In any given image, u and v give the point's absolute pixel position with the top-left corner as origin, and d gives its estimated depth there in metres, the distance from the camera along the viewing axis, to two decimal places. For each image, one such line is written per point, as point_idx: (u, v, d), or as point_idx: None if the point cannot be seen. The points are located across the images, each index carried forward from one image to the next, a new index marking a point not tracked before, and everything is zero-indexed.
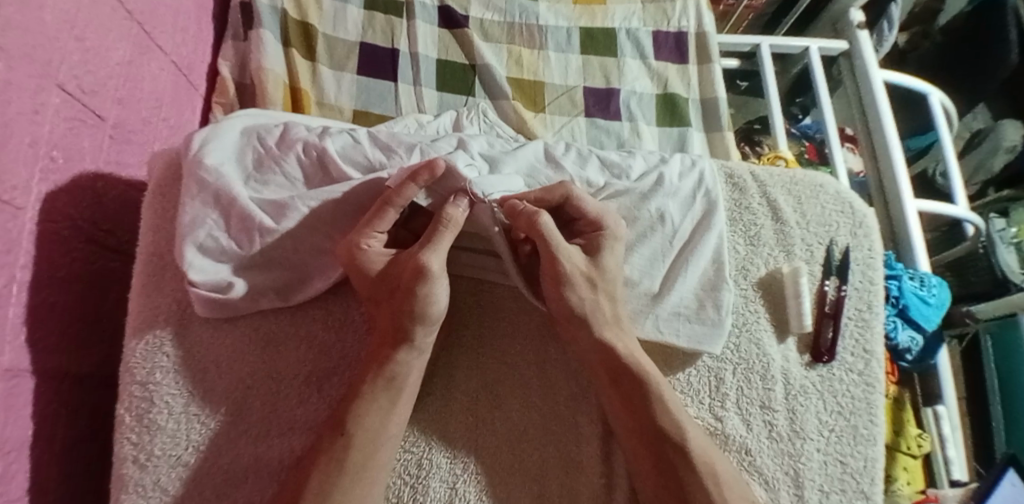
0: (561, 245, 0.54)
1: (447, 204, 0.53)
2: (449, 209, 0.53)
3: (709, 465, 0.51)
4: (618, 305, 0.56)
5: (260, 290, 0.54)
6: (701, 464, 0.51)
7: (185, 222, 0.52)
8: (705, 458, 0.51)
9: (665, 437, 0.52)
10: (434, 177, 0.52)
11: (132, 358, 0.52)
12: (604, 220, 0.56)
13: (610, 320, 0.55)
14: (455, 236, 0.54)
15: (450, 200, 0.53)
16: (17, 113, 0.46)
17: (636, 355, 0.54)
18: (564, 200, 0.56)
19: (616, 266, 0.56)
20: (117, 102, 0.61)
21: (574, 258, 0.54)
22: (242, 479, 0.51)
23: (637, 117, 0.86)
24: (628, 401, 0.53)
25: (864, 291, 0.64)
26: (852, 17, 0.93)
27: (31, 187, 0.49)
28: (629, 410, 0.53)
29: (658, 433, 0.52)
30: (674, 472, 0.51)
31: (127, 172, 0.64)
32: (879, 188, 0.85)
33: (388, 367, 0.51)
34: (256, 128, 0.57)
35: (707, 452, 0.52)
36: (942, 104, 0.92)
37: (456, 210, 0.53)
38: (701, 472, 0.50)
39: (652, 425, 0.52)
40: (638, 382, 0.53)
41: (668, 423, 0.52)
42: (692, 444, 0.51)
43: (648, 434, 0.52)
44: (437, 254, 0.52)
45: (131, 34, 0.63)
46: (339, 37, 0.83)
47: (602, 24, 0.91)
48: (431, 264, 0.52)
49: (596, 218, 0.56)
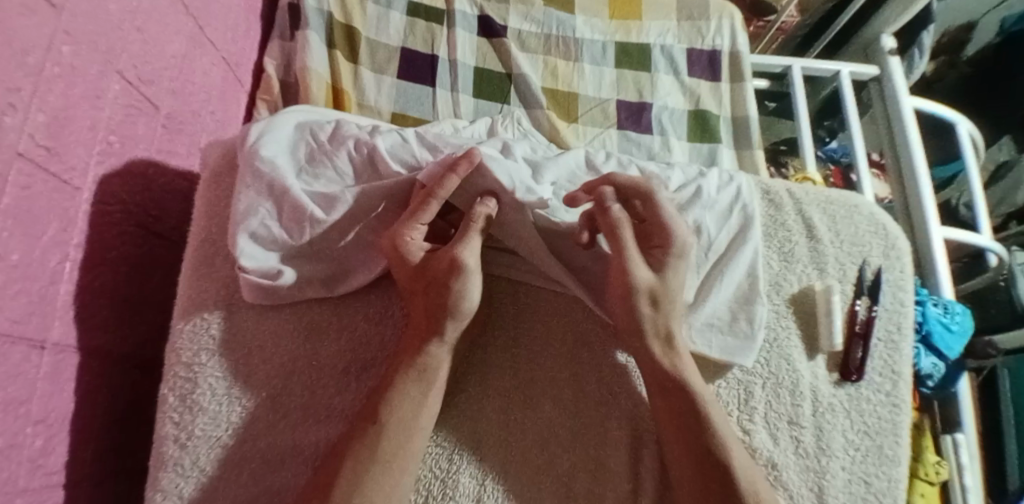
0: (634, 257, 0.56)
1: (476, 203, 0.56)
2: (478, 206, 0.56)
3: (753, 487, 0.51)
4: (673, 317, 0.57)
5: (307, 279, 0.56)
6: (744, 480, 0.51)
7: (240, 210, 0.54)
8: (750, 478, 0.52)
9: (710, 450, 0.52)
10: (473, 166, 0.54)
11: (179, 338, 0.54)
12: (672, 229, 0.57)
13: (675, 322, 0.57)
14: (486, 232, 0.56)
15: (479, 199, 0.56)
16: (80, 97, 0.48)
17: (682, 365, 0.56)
18: (641, 195, 0.57)
19: (679, 286, 0.57)
20: (171, 92, 0.62)
21: (641, 271, 0.56)
22: (279, 464, 0.52)
23: (669, 132, 0.87)
24: (686, 419, 0.54)
25: (894, 313, 0.64)
26: (884, 43, 0.96)
27: (87, 170, 0.51)
28: (675, 418, 0.54)
29: (706, 452, 0.52)
30: (724, 484, 0.51)
31: (177, 161, 0.66)
32: (905, 214, 0.85)
33: (421, 359, 0.53)
34: (310, 124, 0.59)
35: (745, 465, 0.53)
36: (970, 135, 0.93)
37: (484, 207, 0.56)
38: (743, 491, 0.51)
39: (698, 441, 0.53)
40: (683, 397, 0.54)
41: (711, 436, 0.53)
42: (735, 463, 0.52)
43: (698, 455, 0.52)
44: (471, 250, 0.54)
45: (188, 28, 0.65)
46: (381, 41, 0.86)
47: (636, 40, 0.92)
48: (466, 259, 0.54)
49: (667, 225, 0.57)
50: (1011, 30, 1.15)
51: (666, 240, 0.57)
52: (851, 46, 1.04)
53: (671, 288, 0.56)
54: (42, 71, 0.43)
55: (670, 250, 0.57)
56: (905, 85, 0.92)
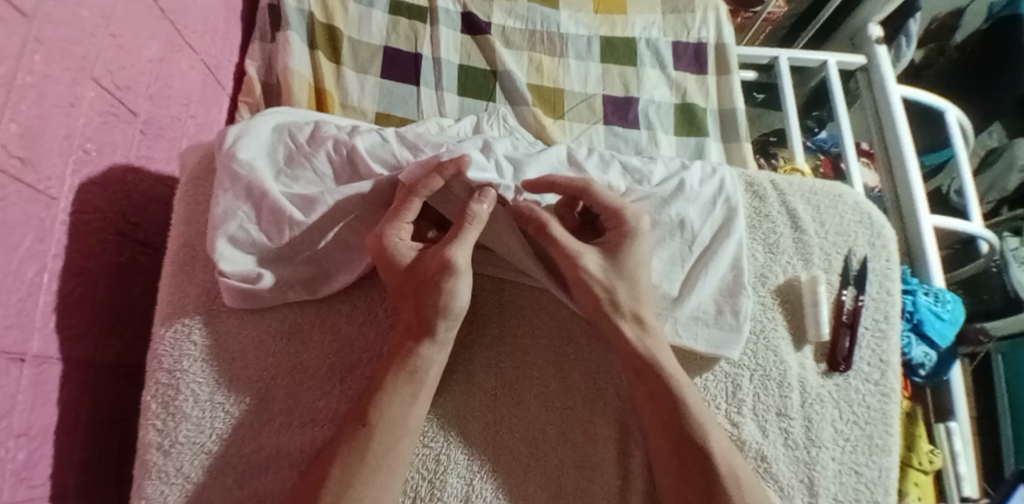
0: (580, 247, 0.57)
1: (473, 200, 0.54)
2: (473, 206, 0.54)
3: (733, 470, 0.51)
4: (639, 300, 0.56)
5: (287, 282, 0.56)
6: (720, 459, 0.52)
7: (218, 213, 0.54)
8: (724, 454, 0.52)
9: (679, 429, 0.53)
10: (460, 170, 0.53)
11: (161, 344, 0.53)
12: (624, 210, 0.57)
13: (642, 296, 0.57)
14: (480, 233, 0.55)
15: (476, 196, 0.55)
16: (55, 105, 0.48)
17: (661, 354, 0.55)
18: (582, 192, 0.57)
19: (640, 264, 0.57)
20: (148, 98, 0.62)
21: (588, 254, 0.56)
22: (264, 469, 0.52)
23: (655, 126, 0.87)
24: (664, 416, 0.53)
25: (881, 302, 0.64)
26: (871, 32, 0.94)
27: (64, 179, 0.50)
28: (658, 408, 0.54)
29: (686, 438, 0.52)
30: (702, 470, 0.51)
31: (157, 167, 0.65)
32: (893, 201, 0.85)
33: (410, 360, 0.52)
34: (288, 125, 0.59)
35: (728, 453, 0.52)
36: (958, 121, 0.93)
37: (480, 207, 0.54)
38: (725, 482, 0.51)
39: (675, 431, 0.53)
40: (658, 386, 0.54)
41: (691, 426, 0.53)
42: (712, 442, 0.52)
43: (672, 441, 0.53)
44: (463, 250, 0.53)
45: (165, 32, 0.64)
46: (363, 40, 0.85)
47: (622, 34, 0.92)
48: (457, 259, 0.53)
49: (617, 208, 0.57)
50: (999, 15, 1.12)
51: (622, 222, 0.56)
52: (839, 35, 1.04)
53: (630, 265, 0.56)
54: (14, 80, 0.43)
55: (625, 230, 0.56)
56: (892, 73, 0.91)
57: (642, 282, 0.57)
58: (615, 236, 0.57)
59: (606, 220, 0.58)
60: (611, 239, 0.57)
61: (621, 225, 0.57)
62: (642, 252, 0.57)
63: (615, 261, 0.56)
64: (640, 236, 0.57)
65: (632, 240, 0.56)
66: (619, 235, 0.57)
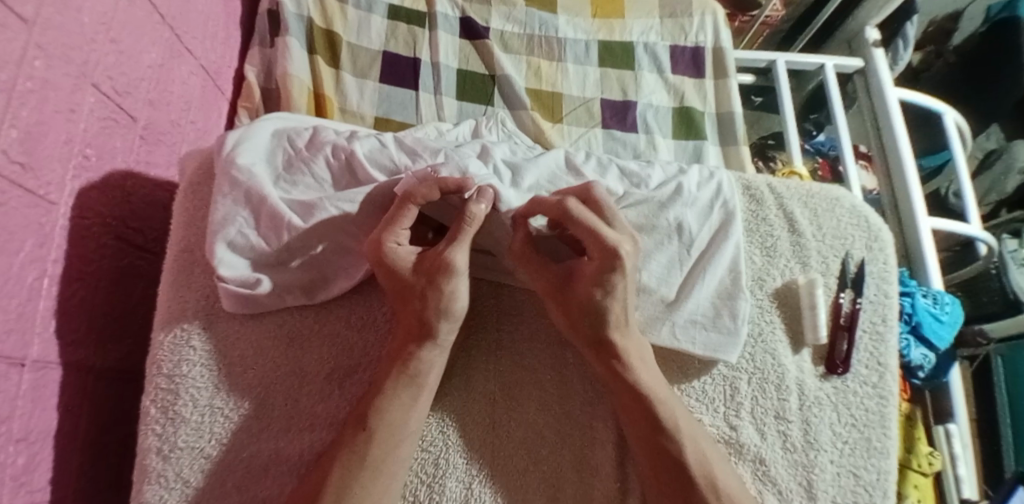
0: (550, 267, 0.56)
1: (470, 201, 0.54)
2: (471, 207, 0.53)
3: (708, 474, 0.52)
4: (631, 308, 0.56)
5: (285, 287, 0.56)
6: (697, 471, 0.52)
7: (218, 219, 0.55)
8: (700, 465, 0.52)
9: (664, 435, 0.53)
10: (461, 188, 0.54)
11: (161, 349, 0.53)
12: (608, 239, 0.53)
13: (613, 325, 0.55)
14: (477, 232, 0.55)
15: (473, 197, 0.54)
16: (55, 111, 0.48)
17: (646, 358, 0.56)
18: (560, 216, 0.54)
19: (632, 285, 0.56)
20: (148, 103, 0.62)
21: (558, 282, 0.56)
22: (263, 473, 0.52)
23: (653, 129, 0.87)
24: (660, 420, 0.53)
25: (879, 304, 0.64)
26: (868, 35, 0.95)
27: (64, 184, 0.51)
28: (642, 417, 0.54)
29: (674, 448, 0.53)
30: (682, 480, 0.52)
31: (157, 172, 0.66)
32: (891, 202, 0.85)
33: (410, 365, 0.52)
34: (287, 131, 0.60)
35: (715, 460, 0.53)
36: (955, 123, 0.93)
37: (478, 207, 0.53)
38: (698, 484, 0.52)
39: (670, 437, 0.53)
40: (649, 393, 0.54)
41: (678, 434, 0.53)
42: (698, 451, 0.53)
43: (657, 453, 0.53)
44: (461, 250, 0.53)
45: (165, 38, 0.65)
46: (362, 46, 0.86)
47: (620, 38, 0.92)
48: (456, 260, 0.53)
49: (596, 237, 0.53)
50: (996, 18, 1.12)
51: (599, 254, 0.53)
52: (836, 39, 1.04)
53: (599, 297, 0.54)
54: (15, 86, 0.43)
55: (606, 264, 0.53)
56: (889, 76, 0.91)
57: (614, 314, 0.55)
58: (594, 266, 0.54)
59: (588, 248, 0.54)
60: (589, 271, 0.55)
61: (600, 257, 0.53)
62: (621, 287, 0.54)
63: (585, 289, 0.55)
64: (619, 272, 0.53)
65: (611, 274, 0.53)
66: (598, 265, 0.54)
